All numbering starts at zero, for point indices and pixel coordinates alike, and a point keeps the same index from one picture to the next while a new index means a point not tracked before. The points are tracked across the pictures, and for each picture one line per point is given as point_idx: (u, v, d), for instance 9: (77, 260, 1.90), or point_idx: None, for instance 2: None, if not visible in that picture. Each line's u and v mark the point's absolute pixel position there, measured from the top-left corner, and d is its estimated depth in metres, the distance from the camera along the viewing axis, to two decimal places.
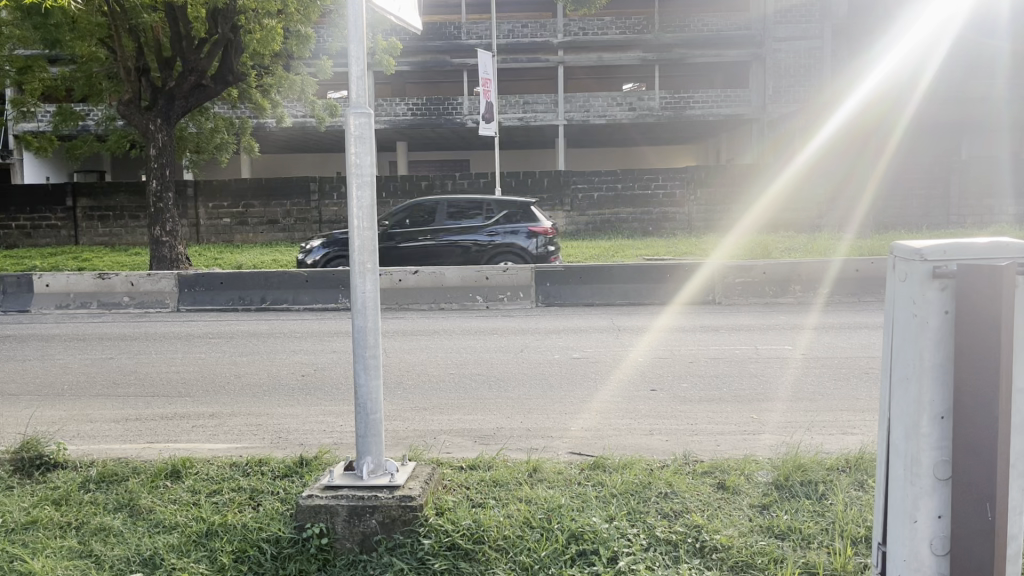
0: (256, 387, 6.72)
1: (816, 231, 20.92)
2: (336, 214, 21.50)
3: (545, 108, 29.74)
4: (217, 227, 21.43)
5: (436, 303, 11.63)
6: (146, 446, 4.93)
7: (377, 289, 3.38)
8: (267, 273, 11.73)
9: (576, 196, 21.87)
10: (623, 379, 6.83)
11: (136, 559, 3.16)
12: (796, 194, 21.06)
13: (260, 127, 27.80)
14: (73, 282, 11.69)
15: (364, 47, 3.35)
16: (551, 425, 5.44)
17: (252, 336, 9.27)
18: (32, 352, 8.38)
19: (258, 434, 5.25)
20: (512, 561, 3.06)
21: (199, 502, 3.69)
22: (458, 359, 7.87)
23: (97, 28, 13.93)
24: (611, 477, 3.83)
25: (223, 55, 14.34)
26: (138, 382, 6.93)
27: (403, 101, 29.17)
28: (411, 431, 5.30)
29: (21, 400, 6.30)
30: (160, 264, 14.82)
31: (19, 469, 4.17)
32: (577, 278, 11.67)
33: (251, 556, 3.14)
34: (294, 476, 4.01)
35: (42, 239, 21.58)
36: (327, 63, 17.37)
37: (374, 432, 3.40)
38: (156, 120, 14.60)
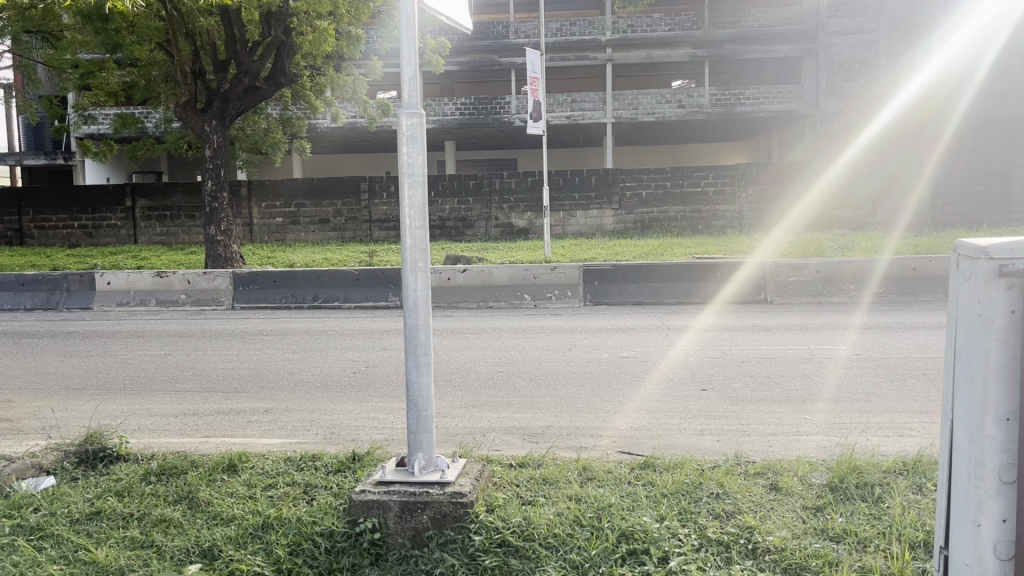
0: (309, 383, 6.82)
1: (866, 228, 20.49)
2: (385, 213, 21.69)
3: (593, 106, 29.59)
4: (270, 226, 21.83)
5: (484, 301, 11.66)
6: (203, 441, 5.04)
7: (429, 287, 3.42)
8: (319, 272, 11.94)
9: (624, 194, 21.74)
10: (674, 380, 6.74)
11: (196, 550, 3.24)
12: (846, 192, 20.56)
13: (311, 127, 28.22)
14: (133, 280, 12.02)
15: (416, 48, 3.38)
16: (602, 425, 5.41)
17: (303, 333, 9.43)
18: (96, 348, 8.63)
19: (312, 429, 5.35)
20: (562, 560, 3.06)
21: (255, 495, 3.78)
22: (507, 357, 7.89)
23: (155, 32, 14.17)
24: (662, 477, 3.81)
25: (277, 56, 14.61)
26: (196, 377, 7.10)
27: (452, 100, 29.31)
28: (460, 429, 5.35)
29: (86, 394, 6.51)
30: (216, 263, 15.06)
31: (83, 461, 4.31)
32: (624, 277, 11.63)
33: (306, 549, 3.20)
34: (346, 471, 4.08)
35: (102, 239, 22.26)
36: (378, 64, 17.45)
37: (426, 428, 3.43)
38: (212, 122, 14.97)
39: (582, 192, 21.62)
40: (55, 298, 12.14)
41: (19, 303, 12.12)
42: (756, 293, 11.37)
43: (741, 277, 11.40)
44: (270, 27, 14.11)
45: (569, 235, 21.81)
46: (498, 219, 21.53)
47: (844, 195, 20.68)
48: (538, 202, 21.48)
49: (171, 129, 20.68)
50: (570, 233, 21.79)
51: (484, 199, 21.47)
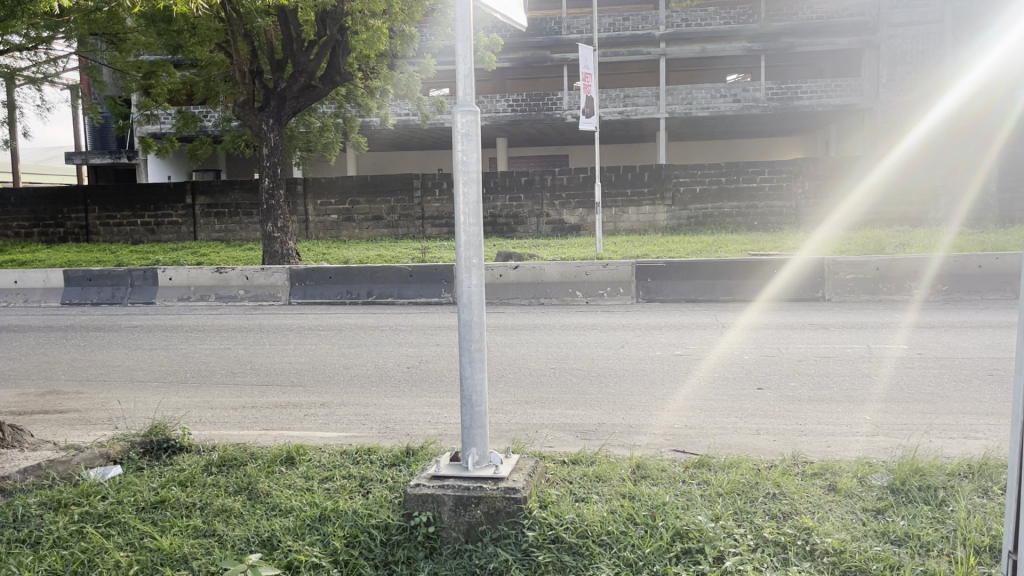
0: (364, 378, 6.92)
1: (917, 225, 20.26)
2: (438, 210, 21.85)
3: (646, 101, 29.21)
4: (325, 223, 22.13)
5: (536, 298, 11.68)
6: (262, 433, 5.16)
7: (483, 284, 3.44)
8: (373, 268, 12.10)
9: (677, 189, 21.52)
10: (730, 378, 6.65)
11: (256, 539, 3.32)
12: (900, 187, 20.28)
13: (366, 125, 28.55)
14: (194, 275, 12.33)
15: (470, 45, 3.39)
16: (657, 423, 5.37)
17: (358, 329, 9.55)
18: (158, 342, 8.87)
19: (367, 423, 5.44)
20: (615, 557, 3.06)
21: (313, 488, 3.85)
22: (560, 353, 7.90)
23: (215, 33, 14.46)
24: (717, 477, 3.78)
25: (332, 55, 14.82)
26: (254, 371, 7.27)
27: (504, 97, 29.38)
28: (513, 424, 5.37)
29: (151, 386, 6.72)
30: (273, 259, 15.32)
31: (148, 451, 4.45)
32: (678, 273, 11.55)
33: (362, 541, 3.24)
34: (401, 464, 4.14)
35: (164, 235, 22.86)
36: (431, 62, 17.58)
37: (480, 424, 3.45)
38: (268, 120, 15.26)
39: (635, 187, 21.47)
40: (120, 293, 12.49)
41: (85, 298, 12.49)
42: (813, 290, 11.19)
43: (797, 272, 11.23)
44: (325, 26, 14.31)
45: (621, 231, 21.66)
46: (550, 216, 21.51)
47: (898, 192, 20.31)
48: (590, 198, 21.40)
49: (230, 128, 21.11)
50: (623, 229, 21.64)
51: (536, 195, 21.47)
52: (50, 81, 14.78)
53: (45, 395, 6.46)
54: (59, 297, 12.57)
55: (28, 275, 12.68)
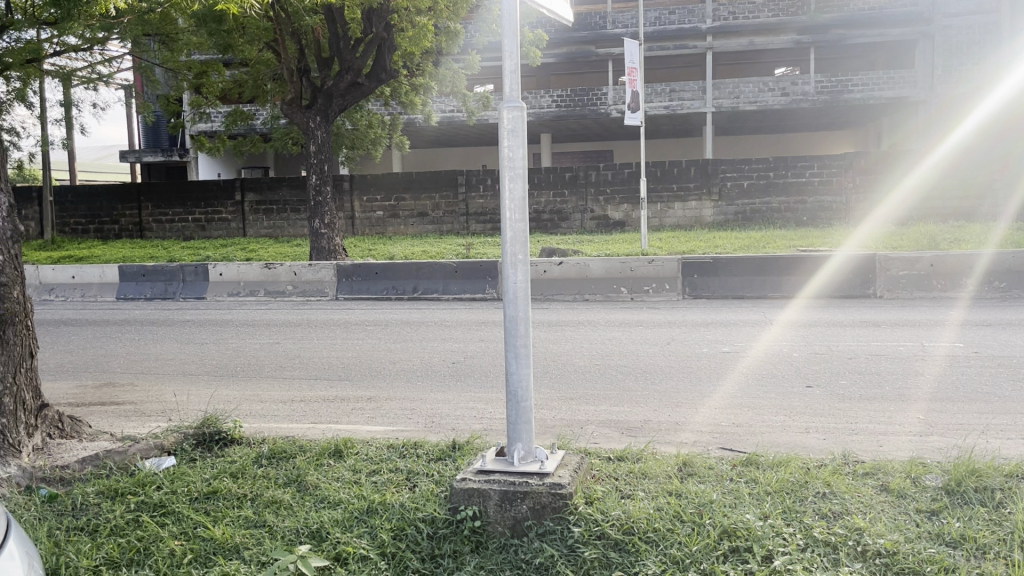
0: (410, 373, 6.97)
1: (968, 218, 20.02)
2: (482, 206, 21.93)
3: (692, 95, 28.84)
4: (370, 220, 22.30)
5: (580, 294, 11.65)
6: (311, 426, 5.24)
7: (528, 279, 3.45)
8: (418, 263, 12.19)
9: (724, 185, 21.24)
10: (779, 375, 6.58)
11: (305, 531, 3.37)
12: (952, 180, 20.03)
13: (411, 122, 28.72)
14: (243, 271, 12.54)
15: (518, 41, 3.39)
16: (704, 420, 5.33)
17: (404, 324, 9.64)
18: (210, 336, 9.04)
19: (413, 417, 5.48)
20: (662, 554, 3.04)
21: (360, 480, 3.90)
22: (604, 350, 7.86)
23: (265, 32, 14.73)
24: (766, 475, 3.74)
25: (378, 54, 14.95)
26: (303, 365, 7.37)
27: (548, 93, 29.28)
28: (557, 420, 5.37)
29: (203, 379, 6.86)
30: (320, 255, 15.51)
31: (201, 443, 4.55)
32: (725, 269, 11.41)
33: (409, 535, 3.28)
34: (447, 459, 4.17)
35: (214, 232, 23.31)
36: (475, 58, 17.63)
37: (525, 419, 3.46)
38: (316, 118, 15.45)
39: (681, 183, 21.24)
40: (173, 288, 12.77)
41: (139, 292, 12.80)
42: (864, 286, 10.98)
43: (847, 268, 11.02)
44: (371, 24, 14.44)
45: (666, 227, 21.46)
46: (594, 212, 21.42)
47: (948, 184, 20.08)
48: (635, 193, 21.27)
49: (278, 125, 21.37)
50: (668, 225, 21.45)
51: (580, 191, 21.41)
52: (104, 80, 15.12)
53: (102, 387, 6.64)
54: (114, 292, 12.90)
55: (85, 271, 13.03)
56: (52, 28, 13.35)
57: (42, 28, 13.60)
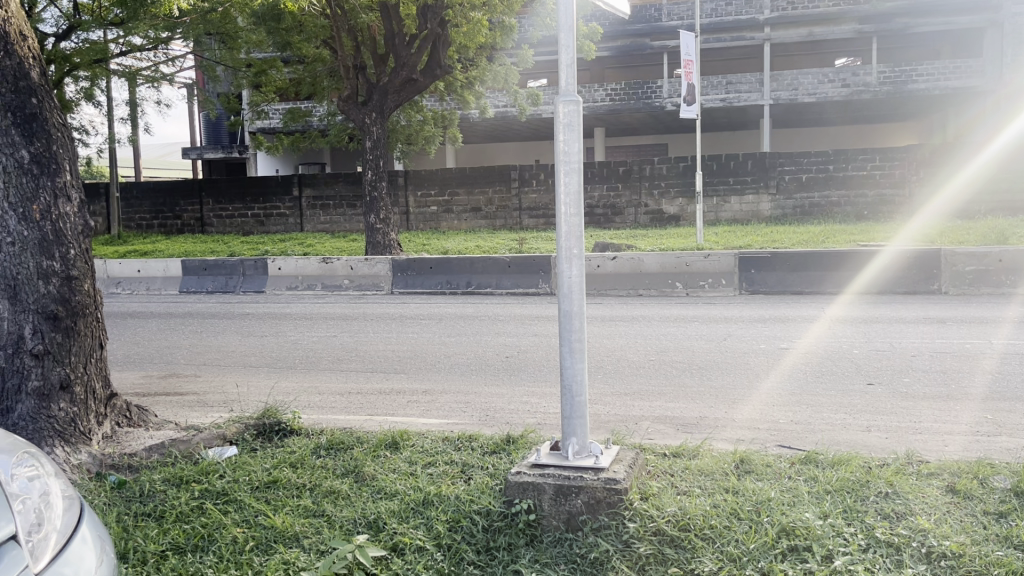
0: (465, 366, 7.03)
1: None
2: (535, 200, 21.94)
3: (750, 88, 28.33)
4: (424, 215, 22.45)
5: (635, 289, 11.57)
6: (368, 418, 5.32)
7: (584, 273, 3.44)
8: (473, 258, 12.26)
9: (782, 178, 20.88)
10: (838, 372, 6.45)
11: (363, 521, 3.42)
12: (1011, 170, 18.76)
13: (465, 118, 28.86)
14: (302, 265, 12.80)
15: (574, 35, 3.38)
16: (761, 417, 5.25)
17: (458, 318, 9.71)
18: (269, 329, 9.24)
19: (468, 411, 5.51)
20: (718, 551, 3.02)
21: (416, 472, 3.94)
22: (659, 345, 7.81)
23: (321, 29, 14.97)
24: (826, 473, 3.67)
25: (433, 49, 15.00)
26: (359, 358, 7.47)
27: (602, 87, 29.06)
28: (612, 416, 5.35)
29: (263, 371, 7.02)
30: (375, 250, 15.65)
31: (261, 434, 4.65)
32: (783, 265, 11.21)
33: (464, 527, 3.31)
34: (502, 452, 4.20)
35: (273, 227, 23.76)
36: (529, 53, 17.58)
37: (579, 414, 3.45)
38: (372, 114, 15.61)
39: (738, 176, 20.91)
40: (233, 282, 13.05)
41: (201, 286, 13.11)
42: (928, 282, 10.70)
43: (911, 261, 10.77)
44: (426, 20, 14.51)
45: (722, 221, 21.16)
46: (649, 206, 21.25)
47: (1006, 176, 18.86)
48: (690, 187, 21.02)
49: (334, 122, 21.69)
50: (724, 219, 21.14)
51: (634, 185, 21.25)
52: (167, 80, 15.56)
53: (166, 378, 6.84)
54: (177, 286, 13.23)
55: (150, 265, 13.42)
56: (119, 28, 13.75)
57: (109, 29, 14.03)
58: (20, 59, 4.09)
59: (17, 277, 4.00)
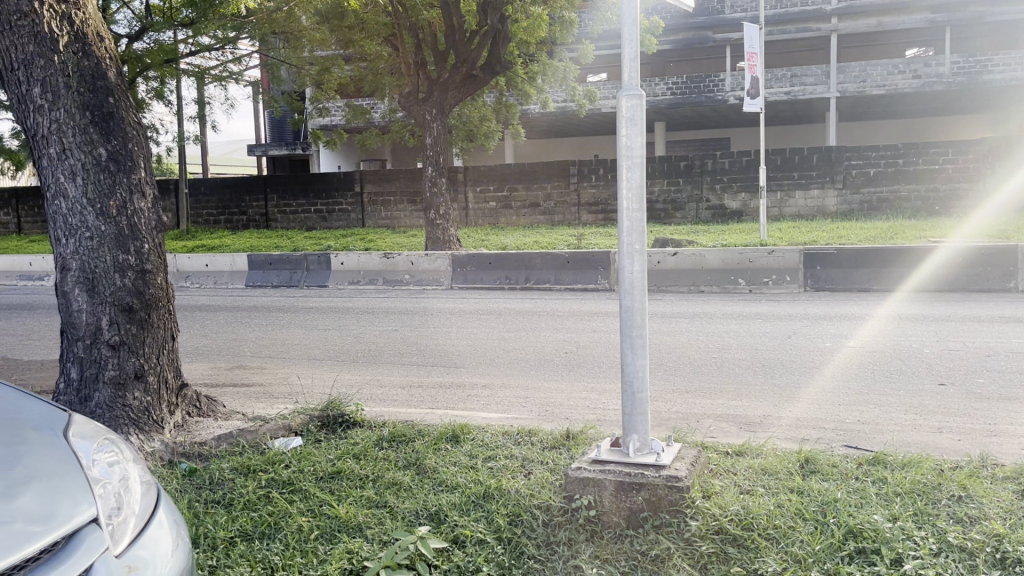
0: (525, 361, 7.05)
1: None
2: (594, 195, 21.86)
3: (815, 80, 27.70)
4: (484, 211, 22.54)
5: (695, 285, 11.42)
6: (429, 411, 5.38)
7: (645, 270, 3.41)
8: (532, 254, 12.26)
9: (849, 173, 20.32)
10: (907, 372, 6.28)
11: (425, 513, 3.46)
12: None
13: (525, 113, 28.86)
14: (363, 260, 12.96)
15: (638, 28, 3.36)
16: (826, 417, 5.14)
17: (517, 313, 9.73)
18: (331, 322, 9.41)
19: (527, 406, 5.52)
20: (783, 553, 2.97)
21: (477, 465, 3.97)
22: (721, 342, 7.71)
23: (384, 28, 15.13)
24: (894, 475, 3.58)
25: (493, 45, 15.01)
26: (421, 352, 7.56)
27: (663, 80, 28.84)
28: (673, 413, 5.31)
29: (326, 364, 7.15)
30: (435, 246, 15.76)
31: (326, 425, 4.74)
32: (850, 261, 10.94)
33: (524, 521, 3.32)
34: (562, 447, 4.20)
35: (334, 222, 24.15)
36: (590, 47, 17.49)
37: (640, 410, 3.42)
38: (431, 111, 15.62)
39: (803, 171, 20.46)
40: (297, 276, 13.32)
41: (267, 281, 13.42)
42: (1004, 281, 10.32)
43: (986, 257, 10.42)
44: (486, 15, 14.55)
45: (787, 216, 20.73)
46: (710, 201, 20.96)
47: None
48: (753, 182, 20.68)
49: (396, 118, 21.90)
50: (788, 215, 20.70)
51: (696, 180, 21.00)
52: (235, 78, 15.92)
53: (233, 369, 7.02)
54: (243, 280, 13.57)
55: (217, 259, 13.78)
56: (188, 28, 14.13)
57: (178, 31, 14.43)
58: (98, 59, 4.23)
59: (96, 270, 4.15)
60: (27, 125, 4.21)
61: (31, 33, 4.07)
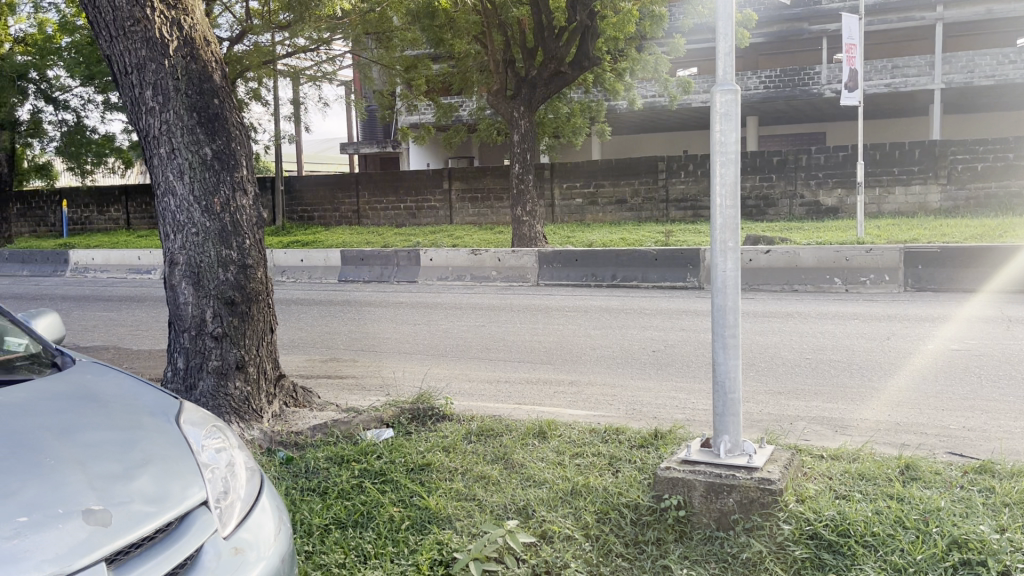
0: (613, 359, 7.02)
1: None
2: (683, 191, 21.53)
3: (918, 71, 26.52)
4: (570, 207, 22.52)
5: (789, 284, 11.14)
6: (518, 407, 5.41)
7: (739, 268, 3.35)
8: (618, 251, 12.17)
9: (953, 168, 19.43)
10: (1017, 377, 5.97)
11: (512, 508, 3.49)
12: None
13: (614, 109, 28.66)
14: (452, 256, 13.14)
15: (733, 23, 3.29)
16: (928, 422, 4.94)
17: (605, 311, 9.68)
18: (422, 317, 9.58)
19: (614, 404, 5.50)
20: (881, 561, 2.89)
21: (564, 462, 3.98)
22: (815, 343, 7.49)
23: (474, 25, 15.29)
24: (1003, 485, 3.42)
25: (581, 41, 14.94)
26: (508, 347, 7.62)
27: (756, 74, 28.14)
28: (766, 415, 5.20)
29: (417, 357, 7.29)
30: (521, 242, 15.74)
31: (416, 417, 4.84)
32: (955, 261, 10.45)
33: (612, 518, 3.32)
34: (650, 446, 4.17)
35: (423, 219, 24.52)
36: (681, 41, 17.21)
37: (732, 411, 3.36)
38: (520, 108, 15.76)
39: (903, 166, 19.65)
40: (388, 271, 13.60)
41: (359, 276, 13.74)
42: None
43: None
44: (575, 11, 14.50)
45: (885, 213, 19.97)
46: (804, 198, 20.37)
47: None
48: (850, 177, 19.97)
49: (485, 116, 22.09)
50: (887, 211, 19.92)
51: (789, 175, 20.44)
52: (329, 78, 16.33)
53: (328, 362, 7.23)
54: (337, 275, 13.94)
55: (312, 255, 14.20)
56: (285, 29, 14.66)
57: (275, 32, 14.89)
58: (204, 62, 4.41)
59: (201, 265, 4.34)
60: (139, 126, 4.43)
61: (143, 37, 4.28)
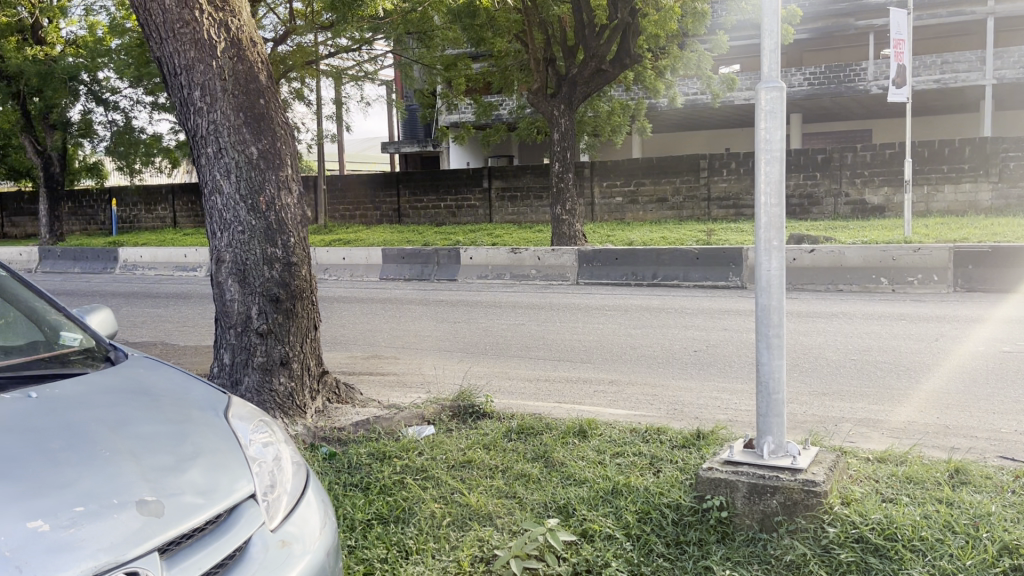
0: (654, 359, 6.97)
1: None
2: (725, 189, 21.30)
3: (968, 67, 25.88)
4: (610, 206, 22.44)
5: (834, 283, 10.97)
6: (558, 405, 5.41)
7: (784, 268, 3.31)
8: (659, 250, 12.10)
9: (1005, 166, 18.93)
10: None
11: (552, 506, 3.49)
12: None
13: (655, 107, 28.46)
14: (492, 255, 13.18)
15: (779, 20, 3.26)
16: (978, 425, 4.83)
17: (645, 310, 9.63)
18: (462, 315, 9.62)
19: (655, 404, 5.46)
20: (930, 566, 2.83)
21: (604, 461, 3.97)
22: (861, 344, 7.36)
23: (515, 24, 15.32)
24: None
25: (622, 39, 14.84)
26: (547, 346, 7.62)
27: (800, 71, 27.73)
28: (809, 416, 5.13)
29: (457, 355, 7.33)
30: (561, 241, 15.67)
31: (458, 415, 4.87)
32: (1006, 260, 10.18)
33: (653, 518, 3.30)
34: (692, 447, 4.14)
35: (463, 218, 24.62)
36: (723, 38, 17.01)
37: (776, 412, 3.32)
38: (560, 106, 15.74)
39: (953, 163, 19.21)
40: (428, 270, 13.69)
41: (399, 274, 13.84)
42: None
43: None
44: (617, 9, 14.42)
45: (934, 212, 19.54)
46: (849, 196, 20.03)
47: None
48: (897, 176, 19.56)
49: (525, 115, 22.08)
50: (936, 210, 19.50)
51: (834, 173, 20.11)
52: (371, 77, 16.46)
53: (369, 359, 7.30)
54: (377, 273, 14.06)
55: (353, 253, 14.35)
56: (328, 30, 14.83)
57: (318, 32, 15.05)
58: (251, 63, 4.49)
59: (246, 263, 4.41)
60: (187, 126, 4.51)
61: (192, 39, 4.36)
